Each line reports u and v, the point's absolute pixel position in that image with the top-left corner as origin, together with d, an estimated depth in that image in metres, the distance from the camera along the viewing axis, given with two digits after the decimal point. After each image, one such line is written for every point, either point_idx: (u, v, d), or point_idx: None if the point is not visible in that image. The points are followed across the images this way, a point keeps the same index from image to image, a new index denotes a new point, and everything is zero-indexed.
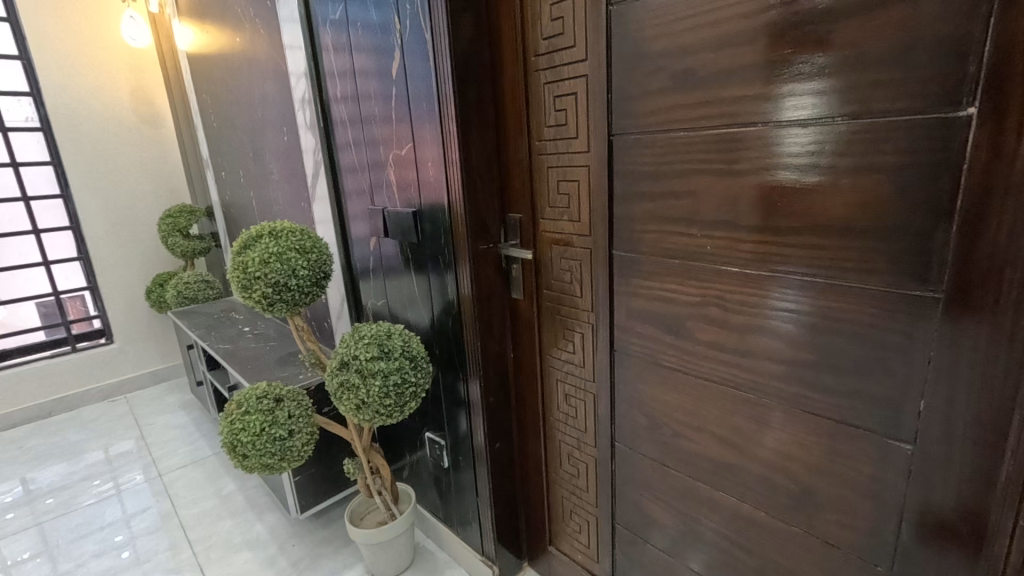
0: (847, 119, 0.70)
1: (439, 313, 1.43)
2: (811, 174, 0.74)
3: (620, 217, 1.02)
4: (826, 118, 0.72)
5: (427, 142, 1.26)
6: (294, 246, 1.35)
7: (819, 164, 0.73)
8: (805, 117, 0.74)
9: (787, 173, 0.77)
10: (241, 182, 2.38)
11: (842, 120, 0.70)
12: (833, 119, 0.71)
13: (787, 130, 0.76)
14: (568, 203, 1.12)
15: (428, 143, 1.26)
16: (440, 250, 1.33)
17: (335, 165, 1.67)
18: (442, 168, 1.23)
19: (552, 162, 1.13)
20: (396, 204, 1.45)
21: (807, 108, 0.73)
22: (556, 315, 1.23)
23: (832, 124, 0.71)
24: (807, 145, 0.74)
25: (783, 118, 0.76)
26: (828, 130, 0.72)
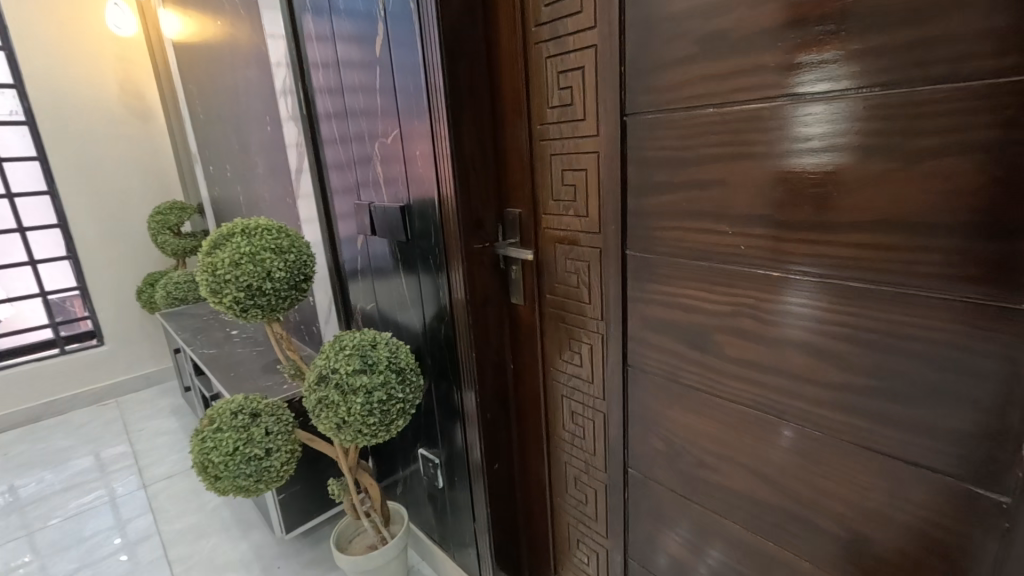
0: (867, 88, 0.59)
1: (431, 321, 1.29)
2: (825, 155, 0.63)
3: (635, 212, 0.87)
4: (834, 91, 0.61)
5: (414, 127, 1.13)
6: (268, 246, 1.21)
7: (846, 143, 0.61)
8: (815, 90, 0.63)
9: (806, 158, 0.65)
10: (228, 177, 2.25)
11: (857, 91, 0.59)
12: (845, 88, 0.60)
13: (811, 105, 0.64)
14: (572, 197, 0.98)
15: (415, 128, 1.12)
16: (432, 250, 1.19)
17: (318, 158, 1.53)
18: (431, 156, 1.09)
19: (555, 148, 0.99)
20: (384, 198, 1.31)
21: (810, 82, 0.63)
22: (560, 324, 1.09)
23: (843, 96, 0.61)
24: (814, 123, 0.64)
25: (809, 90, 0.63)
26: (840, 104, 0.61)
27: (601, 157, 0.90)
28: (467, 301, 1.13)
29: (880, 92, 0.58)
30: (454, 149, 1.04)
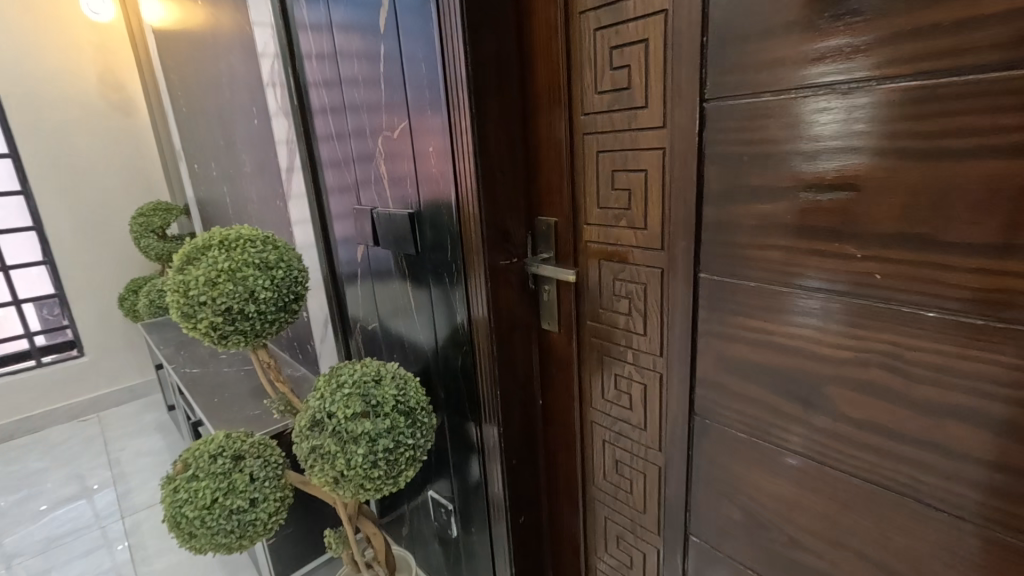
0: (883, 78, 0.51)
1: (444, 346, 1.11)
2: (839, 157, 0.56)
3: (714, 224, 0.68)
4: (851, 82, 0.53)
5: (425, 118, 0.94)
6: (252, 261, 1.02)
7: (871, 143, 0.53)
8: (831, 81, 0.55)
9: (819, 162, 0.57)
10: (214, 176, 2.05)
11: (869, 83, 0.52)
12: (859, 79, 0.53)
13: (823, 101, 0.56)
14: (626, 203, 0.79)
15: (427, 120, 0.94)
16: (447, 265, 1.00)
17: (311, 155, 1.33)
18: (448, 153, 0.91)
19: (603, 144, 0.80)
20: (388, 202, 1.11)
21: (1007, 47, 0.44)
22: (603, 356, 0.91)
23: (852, 90, 0.53)
24: (822, 122, 0.56)
25: (823, 83, 0.55)
26: (857, 97, 0.53)
27: (668, 153, 0.71)
28: (491, 327, 0.95)
29: (903, 82, 0.50)
30: (477, 144, 0.86)
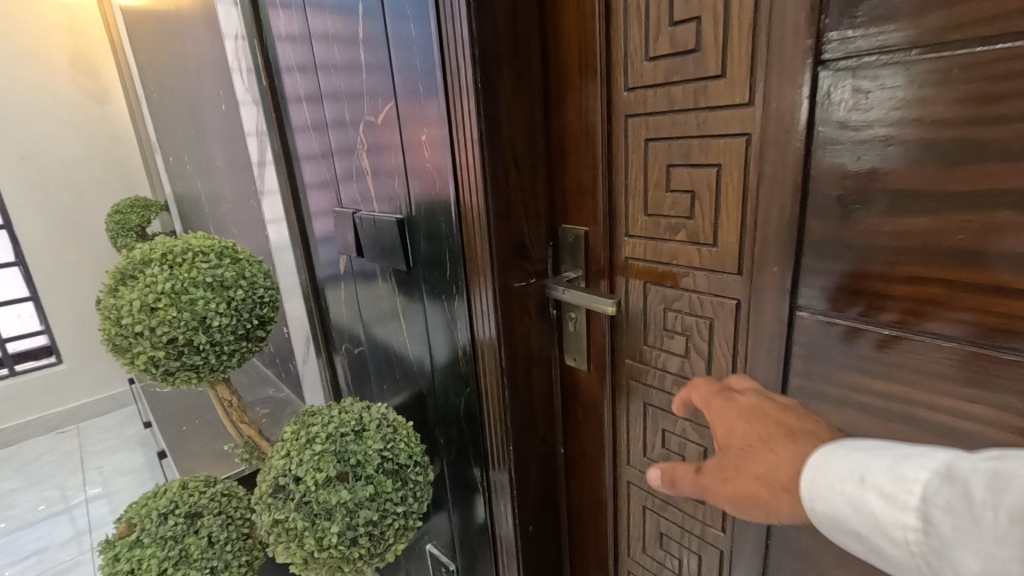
0: None
1: (441, 382, 0.91)
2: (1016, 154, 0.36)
3: (820, 241, 0.48)
4: (906, 54, 0.40)
5: (416, 100, 0.73)
6: (203, 280, 0.82)
7: None
8: (883, 54, 0.41)
9: (854, 160, 0.45)
10: (189, 170, 1.84)
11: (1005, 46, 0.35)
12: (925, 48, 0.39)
13: (865, 79, 0.43)
14: (688, 209, 0.58)
15: (419, 103, 0.73)
16: (446, 286, 0.80)
17: (286, 148, 1.12)
18: (445, 145, 0.70)
19: (654, 129, 0.59)
20: (372, 204, 0.90)
21: None
22: (645, 406, 0.70)
23: (906, 64, 0.40)
24: (862, 109, 0.43)
25: (869, 56, 0.42)
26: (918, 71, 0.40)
27: (758, 139, 0.50)
28: (504, 367, 0.74)
29: None
30: (483, 130, 0.64)
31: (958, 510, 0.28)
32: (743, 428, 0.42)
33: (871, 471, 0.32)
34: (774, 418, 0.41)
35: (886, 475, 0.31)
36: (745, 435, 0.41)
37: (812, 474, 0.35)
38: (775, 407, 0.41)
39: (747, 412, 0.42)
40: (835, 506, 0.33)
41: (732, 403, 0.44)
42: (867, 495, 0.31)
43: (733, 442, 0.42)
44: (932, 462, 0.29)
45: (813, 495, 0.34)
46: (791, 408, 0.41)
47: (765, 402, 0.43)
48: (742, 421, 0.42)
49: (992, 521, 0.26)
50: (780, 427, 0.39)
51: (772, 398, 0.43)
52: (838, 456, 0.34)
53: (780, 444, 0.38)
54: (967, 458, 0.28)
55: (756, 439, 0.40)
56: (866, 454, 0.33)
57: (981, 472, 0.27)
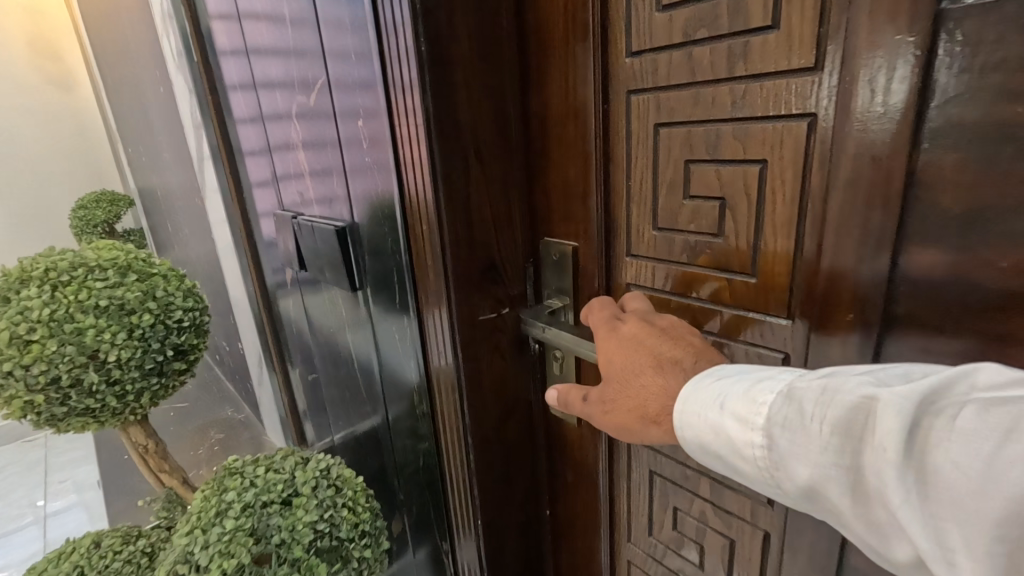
0: None
1: (399, 425, 0.74)
2: None
3: (921, 281, 0.31)
4: None
5: (348, 72, 0.56)
6: (98, 302, 0.65)
7: None
8: None
9: (945, 150, 0.29)
10: (145, 163, 1.67)
11: None
12: None
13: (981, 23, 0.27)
14: (716, 224, 0.41)
15: (352, 76, 0.55)
16: (398, 315, 0.63)
17: (223, 137, 0.94)
18: (386, 131, 0.52)
19: (668, 108, 0.42)
20: (312, 207, 0.73)
21: None
22: (652, 474, 0.54)
23: None
24: (969, 69, 0.28)
25: None
26: None
27: (835, 121, 0.33)
28: (467, 423, 0.57)
29: None
30: (430, 109, 0.47)
31: (796, 426, 0.29)
32: (622, 361, 0.40)
33: (727, 396, 0.32)
34: (651, 350, 0.39)
35: (742, 399, 0.32)
36: (624, 365, 0.40)
37: (680, 402, 0.35)
38: (653, 337, 0.39)
39: (627, 342, 0.40)
40: (702, 435, 0.33)
41: (615, 334, 0.41)
42: (724, 419, 0.32)
43: (612, 372, 0.40)
44: (781, 387, 0.31)
45: (681, 424, 0.35)
46: (668, 330, 0.40)
47: (643, 328, 0.41)
48: (620, 353, 0.40)
49: (819, 433, 0.28)
50: (653, 356, 0.39)
51: (653, 321, 0.42)
52: (704, 383, 0.34)
53: (653, 377, 0.38)
54: (807, 379, 0.30)
55: (633, 371, 0.39)
56: (726, 380, 0.33)
57: (815, 391, 0.29)
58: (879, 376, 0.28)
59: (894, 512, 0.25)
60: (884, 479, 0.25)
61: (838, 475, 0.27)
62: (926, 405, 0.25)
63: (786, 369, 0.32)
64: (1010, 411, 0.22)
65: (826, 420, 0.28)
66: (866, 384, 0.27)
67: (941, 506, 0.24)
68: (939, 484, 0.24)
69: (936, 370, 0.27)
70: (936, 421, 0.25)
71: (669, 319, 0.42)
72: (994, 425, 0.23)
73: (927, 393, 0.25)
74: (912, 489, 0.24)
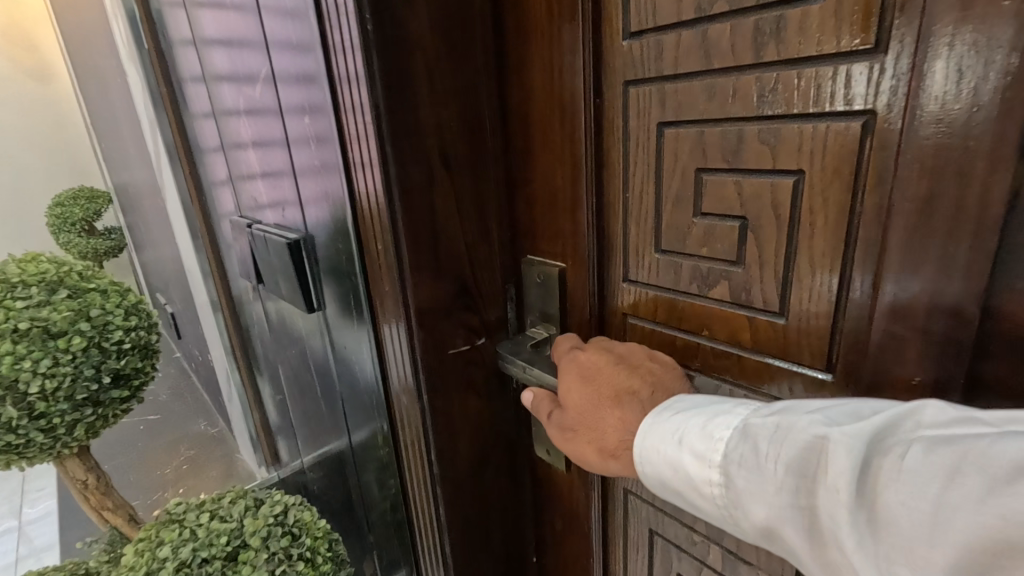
0: None
1: (365, 462, 0.66)
2: None
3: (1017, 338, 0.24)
4: None
5: (292, 62, 0.47)
6: (18, 326, 0.57)
7: None
8: None
9: None
10: (117, 158, 1.58)
11: None
12: None
13: None
14: (735, 249, 0.33)
15: (297, 66, 0.47)
16: (357, 344, 0.55)
17: (180, 133, 0.86)
18: (333, 129, 0.44)
19: (675, 103, 0.33)
20: (265, 213, 0.65)
21: None
22: (652, 534, 0.46)
23: None
24: None
25: None
26: None
27: (905, 122, 0.24)
28: (434, 475, 0.49)
29: None
30: (381, 104, 0.38)
31: (750, 464, 0.26)
32: (577, 393, 0.36)
33: (685, 430, 0.29)
34: (608, 379, 0.35)
35: (697, 435, 0.28)
36: (581, 395, 0.36)
37: (636, 436, 0.31)
38: (611, 365, 0.36)
39: (584, 370, 0.36)
40: (658, 469, 0.30)
41: (571, 359, 0.38)
42: (681, 456, 0.29)
43: (570, 403, 0.36)
44: (734, 422, 0.28)
45: (642, 459, 0.31)
46: (626, 357, 0.37)
47: (600, 352, 0.37)
48: (580, 382, 0.36)
49: (772, 472, 0.25)
50: (612, 385, 0.35)
51: (610, 347, 0.38)
52: (663, 418, 0.31)
53: (610, 411, 0.34)
54: (759, 414, 0.27)
55: (591, 402, 0.35)
56: (680, 413, 0.30)
57: (769, 427, 0.26)
58: (827, 414, 0.25)
59: (848, 561, 0.22)
60: (835, 521, 0.22)
61: (793, 518, 0.24)
62: (877, 443, 0.22)
63: (744, 403, 0.29)
64: (953, 451, 0.20)
65: (779, 459, 0.25)
66: (818, 421, 0.24)
67: (893, 551, 0.20)
68: (890, 527, 0.21)
69: (889, 406, 0.24)
70: (885, 459, 0.22)
71: (630, 344, 0.38)
72: (938, 465, 0.20)
73: (877, 431, 0.23)
74: (864, 532, 0.21)
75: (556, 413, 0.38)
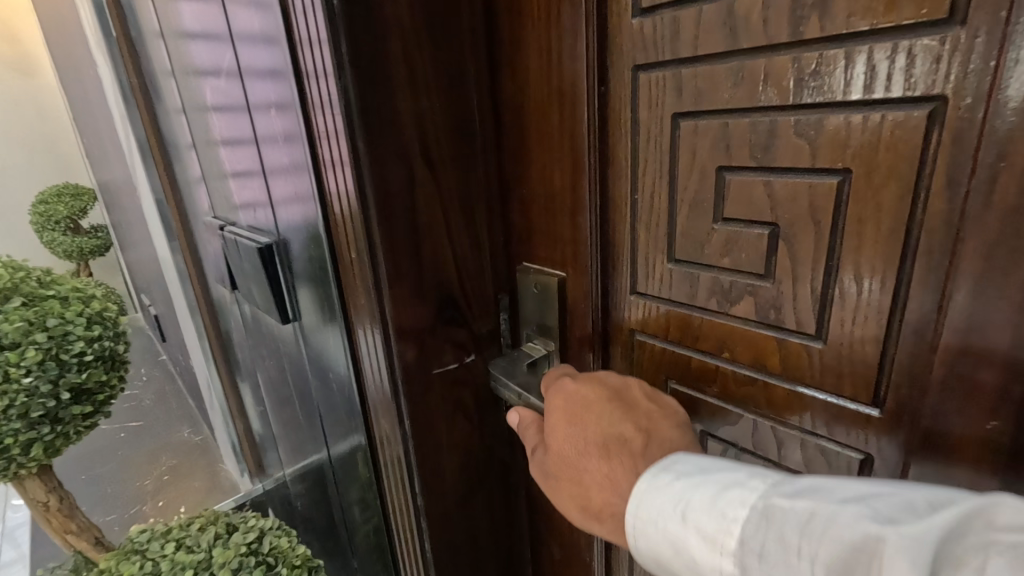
0: None
1: (346, 483, 0.62)
2: None
3: None
4: None
5: (258, 50, 0.43)
6: None
7: None
8: None
9: None
10: (100, 153, 1.52)
11: None
12: None
13: None
14: (763, 260, 0.28)
15: (264, 55, 0.43)
16: (333, 360, 0.51)
17: (154, 127, 0.82)
18: (301, 120, 0.39)
19: (693, 90, 0.29)
20: (238, 214, 0.60)
21: None
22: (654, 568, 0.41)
23: None
24: None
25: None
26: None
27: (988, 111, 0.20)
28: (418, 507, 0.44)
29: None
30: (352, 93, 0.33)
31: (777, 557, 0.21)
32: (565, 439, 0.31)
33: (693, 505, 0.24)
34: (597, 423, 0.31)
35: (706, 511, 0.24)
36: (567, 440, 0.31)
37: (630, 503, 0.26)
38: (601, 408, 0.31)
39: (571, 409, 0.32)
40: (657, 545, 0.25)
41: (560, 392, 0.33)
42: (688, 536, 0.24)
43: (553, 445, 0.32)
44: (752, 498, 0.23)
45: (635, 531, 0.26)
46: (622, 394, 0.32)
47: (595, 388, 0.32)
48: (567, 429, 0.31)
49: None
50: (603, 435, 0.30)
51: (605, 379, 0.33)
52: (662, 483, 0.26)
53: (598, 462, 0.30)
54: (784, 492, 0.22)
55: (577, 449, 0.31)
56: (683, 480, 0.25)
57: (800, 514, 0.21)
58: (870, 503, 0.20)
59: None
60: None
61: None
62: (942, 550, 0.18)
63: (756, 471, 0.24)
64: None
65: (816, 559, 0.20)
66: (865, 516, 0.20)
67: None
68: None
69: (938, 493, 0.20)
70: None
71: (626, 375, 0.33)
72: None
73: (943, 536, 0.18)
74: None
75: (537, 458, 0.34)
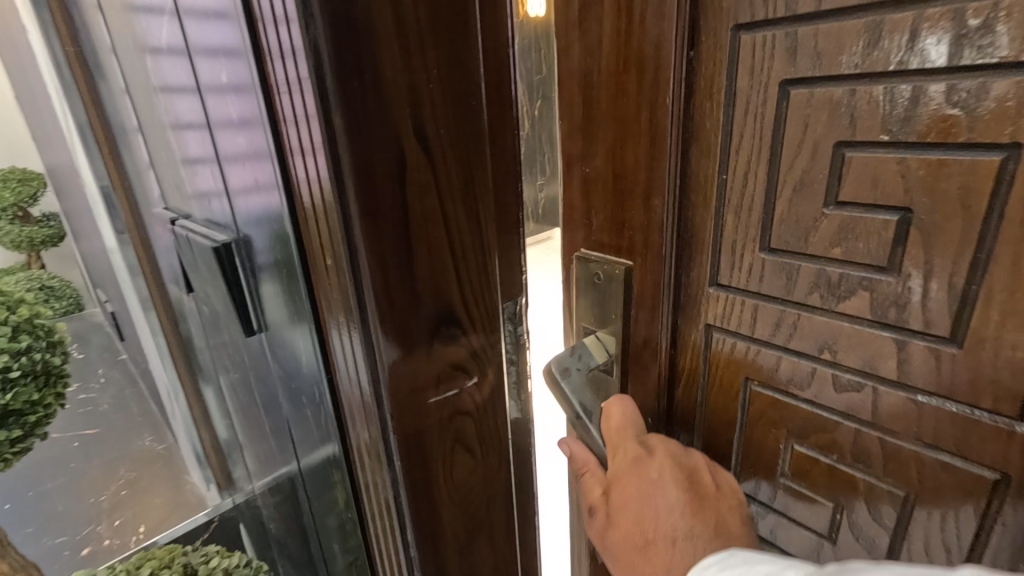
0: None
1: (322, 511, 0.54)
2: None
3: None
4: None
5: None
6: None
7: None
8: None
9: None
10: (47, 134, 1.39)
11: None
12: None
13: None
14: (889, 249, 0.26)
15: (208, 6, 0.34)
16: (306, 379, 0.43)
17: (94, 105, 0.71)
18: (259, 85, 0.31)
19: (811, 53, 0.25)
20: (190, 202, 0.51)
21: None
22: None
23: None
24: None
25: None
26: None
27: None
28: (410, 561, 0.37)
29: None
30: (323, 50, 0.25)
31: None
32: (628, 517, 0.33)
33: None
34: (667, 514, 0.32)
35: None
36: (631, 521, 0.33)
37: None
38: (670, 499, 0.32)
39: (643, 488, 0.33)
40: None
41: (637, 466, 0.34)
42: None
43: (614, 521, 0.34)
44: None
45: None
46: (694, 478, 0.33)
47: (671, 472, 0.33)
48: (634, 509, 0.33)
49: None
50: (666, 527, 0.32)
51: (682, 455, 0.34)
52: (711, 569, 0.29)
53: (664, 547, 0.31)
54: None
55: (642, 535, 0.32)
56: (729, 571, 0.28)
57: None
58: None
59: None
60: None
61: None
62: None
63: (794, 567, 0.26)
64: None
65: None
66: None
67: None
68: None
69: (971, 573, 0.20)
70: None
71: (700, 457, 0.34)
72: None
73: None
74: None
75: (597, 515, 0.35)
